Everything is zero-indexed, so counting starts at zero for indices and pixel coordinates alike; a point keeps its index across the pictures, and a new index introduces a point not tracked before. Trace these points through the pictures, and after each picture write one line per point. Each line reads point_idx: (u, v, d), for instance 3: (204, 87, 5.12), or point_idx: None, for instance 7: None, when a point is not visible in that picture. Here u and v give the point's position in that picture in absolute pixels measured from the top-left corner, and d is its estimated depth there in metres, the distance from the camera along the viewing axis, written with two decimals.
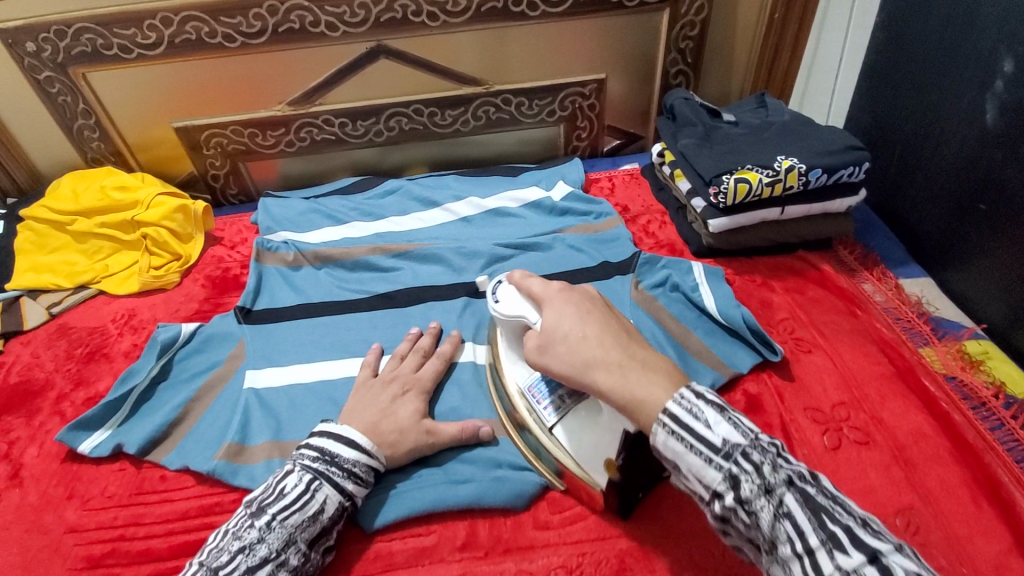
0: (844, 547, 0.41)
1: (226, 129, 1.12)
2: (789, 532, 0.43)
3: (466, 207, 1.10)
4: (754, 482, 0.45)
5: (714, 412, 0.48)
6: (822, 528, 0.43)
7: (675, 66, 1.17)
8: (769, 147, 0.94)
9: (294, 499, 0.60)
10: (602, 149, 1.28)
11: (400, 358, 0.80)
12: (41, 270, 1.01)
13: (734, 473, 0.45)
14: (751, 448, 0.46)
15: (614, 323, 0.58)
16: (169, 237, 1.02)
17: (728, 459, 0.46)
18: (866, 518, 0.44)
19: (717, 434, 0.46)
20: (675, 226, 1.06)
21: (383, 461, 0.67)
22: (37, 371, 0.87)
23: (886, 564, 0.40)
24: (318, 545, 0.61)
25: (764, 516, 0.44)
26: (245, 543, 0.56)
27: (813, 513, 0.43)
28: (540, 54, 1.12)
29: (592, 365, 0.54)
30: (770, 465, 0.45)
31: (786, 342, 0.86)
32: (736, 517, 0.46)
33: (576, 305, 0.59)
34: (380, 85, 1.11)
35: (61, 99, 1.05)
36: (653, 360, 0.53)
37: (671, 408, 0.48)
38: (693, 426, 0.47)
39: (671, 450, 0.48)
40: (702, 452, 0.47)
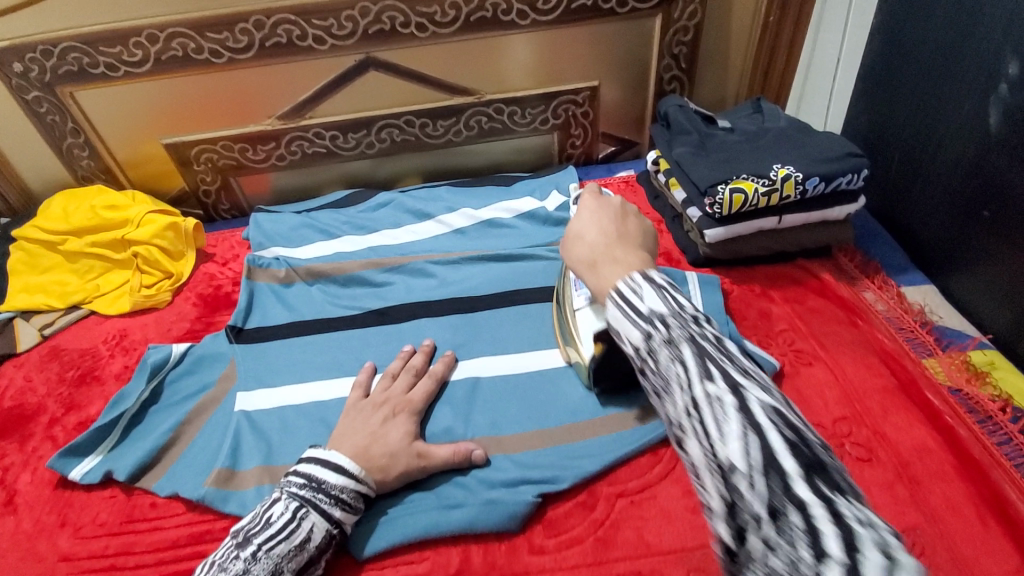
0: (713, 377, 0.36)
1: (215, 144, 1.11)
2: (679, 373, 0.37)
3: (460, 218, 1.09)
4: (660, 333, 0.39)
5: (656, 295, 0.42)
6: (703, 365, 0.37)
7: (669, 71, 1.15)
8: (764, 155, 0.93)
9: (280, 528, 0.59)
10: (597, 156, 1.26)
11: (392, 377, 0.79)
12: (33, 290, 1.00)
13: (649, 329, 0.40)
14: (670, 314, 0.40)
15: (623, 231, 0.54)
16: (160, 255, 1.01)
17: (649, 321, 0.40)
18: (760, 372, 0.38)
19: (645, 303, 0.41)
20: (671, 234, 1.04)
21: (372, 485, 0.66)
22: (30, 395, 0.86)
23: (746, 396, 0.35)
24: (305, 575, 0.60)
25: (662, 359, 0.39)
26: (230, 575, 0.55)
27: (702, 357, 0.37)
28: (532, 62, 1.11)
29: (584, 262, 0.52)
30: (680, 320, 0.39)
31: (784, 355, 0.85)
32: (646, 367, 0.40)
33: (595, 207, 0.57)
34: (371, 97, 1.10)
35: (50, 118, 1.04)
36: (633, 257, 0.49)
37: (618, 288, 0.44)
38: (630, 298, 0.42)
39: (615, 320, 0.43)
40: (630, 316, 0.42)
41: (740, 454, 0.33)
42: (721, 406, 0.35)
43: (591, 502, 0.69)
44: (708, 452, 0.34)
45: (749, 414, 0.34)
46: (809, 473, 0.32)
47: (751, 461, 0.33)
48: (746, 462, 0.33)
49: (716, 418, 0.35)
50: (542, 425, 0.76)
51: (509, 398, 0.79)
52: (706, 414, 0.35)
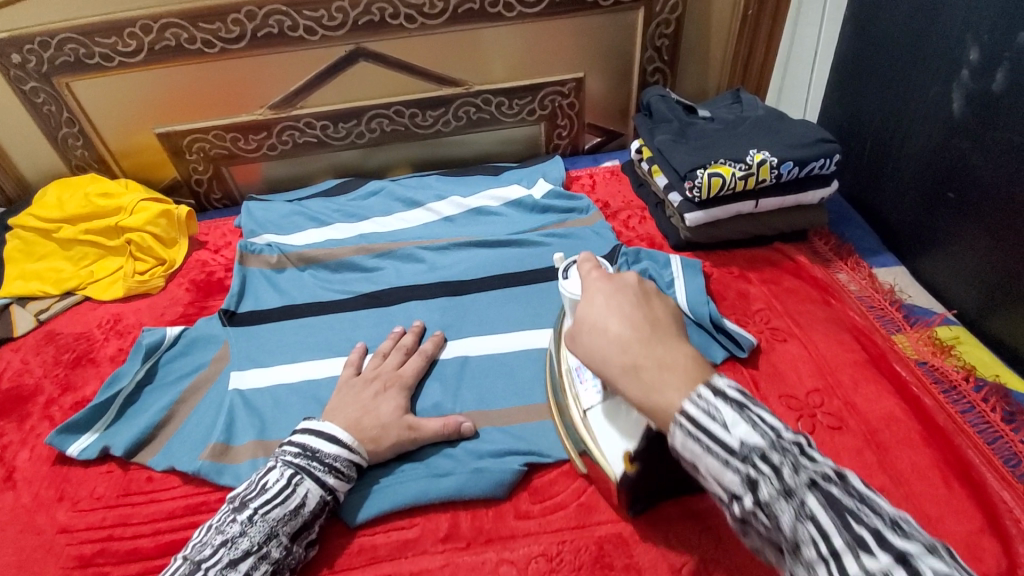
0: (871, 549, 0.35)
1: (208, 134, 1.12)
2: (812, 533, 0.37)
3: (449, 206, 1.12)
4: (771, 483, 0.38)
5: (733, 412, 0.41)
6: (847, 528, 0.36)
7: (652, 63, 1.19)
8: (741, 142, 0.96)
9: (276, 493, 0.61)
10: (583, 147, 1.29)
11: (383, 356, 0.81)
12: (28, 277, 1.01)
13: (750, 475, 0.39)
14: (769, 448, 0.39)
15: (648, 316, 0.50)
16: (154, 242, 1.03)
17: (745, 460, 0.40)
18: (910, 523, 0.37)
19: (733, 434, 0.40)
20: (654, 221, 1.08)
21: (365, 456, 0.69)
22: (26, 377, 0.87)
23: (919, 569, 0.33)
24: (300, 539, 0.62)
25: (785, 519, 0.38)
26: (227, 536, 0.58)
27: (839, 511, 0.37)
28: (520, 54, 1.14)
29: (614, 363, 0.48)
30: (791, 465, 0.39)
31: (761, 332, 0.88)
32: (755, 522, 0.39)
33: (613, 297, 0.52)
34: (361, 88, 1.12)
35: (46, 108, 1.06)
36: (678, 357, 0.46)
37: (687, 409, 0.42)
38: (710, 427, 0.41)
39: (690, 451, 0.42)
40: (716, 451, 0.40)
41: None
42: None
43: (575, 470, 0.71)
44: None
45: None
46: None
47: None
48: None
49: None
50: (528, 399, 0.79)
51: (497, 375, 0.82)
52: None
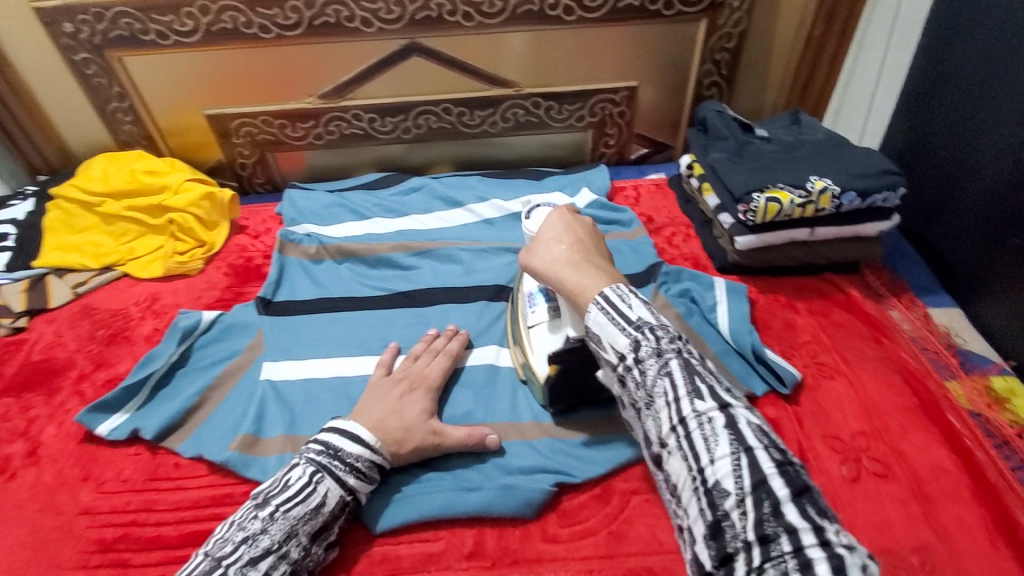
0: (703, 398, 0.50)
1: (256, 118, 1.12)
2: (666, 386, 0.52)
3: (490, 209, 1.10)
4: (649, 345, 0.54)
5: (643, 308, 0.56)
6: (692, 385, 0.51)
7: (709, 77, 1.15)
8: (802, 166, 0.93)
9: (298, 491, 0.60)
10: (629, 157, 1.26)
11: (413, 357, 0.79)
12: (68, 248, 1.02)
13: (638, 340, 0.54)
14: (659, 330, 0.55)
15: (588, 237, 0.65)
16: (195, 223, 1.03)
17: (638, 330, 0.54)
18: (737, 394, 0.53)
19: (634, 312, 0.55)
20: (699, 240, 1.04)
21: (388, 459, 0.67)
22: (60, 350, 0.88)
23: (733, 414, 0.49)
24: (319, 539, 0.61)
25: (651, 373, 0.53)
26: (248, 533, 0.57)
27: (690, 376, 0.52)
28: (574, 59, 1.11)
29: (559, 263, 0.63)
30: (667, 337, 0.54)
31: (807, 367, 0.84)
32: (632, 376, 0.55)
33: (566, 220, 0.66)
34: (411, 82, 1.11)
35: (97, 81, 1.07)
36: (605, 266, 0.62)
37: (607, 294, 0.57)
38: (619, 305, 0.56)
39: (602, 325, 0.56)
40: (617, 321, 0.56)
41: (730, 475, 0.47)
42: (713, 426, 0.49)
43: (606, 496, 0.69)
44: (695, 464, 0.49)
45: (737, 433, 0.48)
46: (782, 472, 0.46)
47: (740, 480, 0.46)
48: (736, 482, 0.46)
49: (708, 439, 0.49)
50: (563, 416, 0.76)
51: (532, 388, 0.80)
52: (696, 432, 0.49)
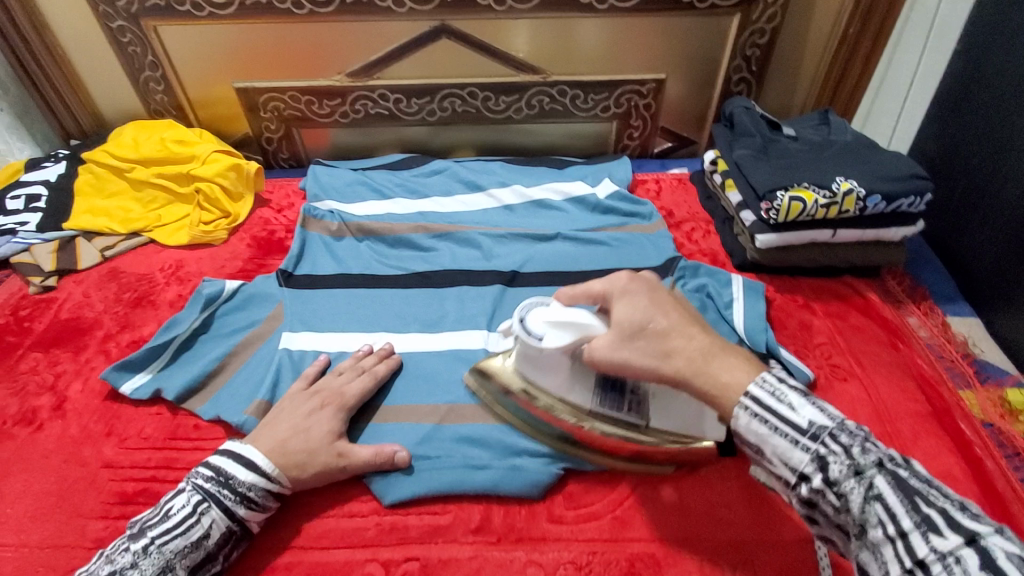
0: (942, 531, 0.43)
1: (284, 94, 1.14)
2: (879, 512, 0.45)
3: (511, 195, 1.10)
4: (840, 460, 0.48)
5: (799, 397, 0.51)
6: (915, 510, 0.44)
7: (738, 73, 1.14)
8: (828, 167, 0.92)
9: (177, 522, 0.59)
10: (652, 150, 1.26)
11: (338, 372, 0.76)
12: (97, 212, 1.04)
13: (819, 454, 0.48)
14: (837, 432, 0.49)
15: (686, 314, 0.59)
16: (221, 194, 1.05)
17: (816, 439, 0.49)
18: (975, 509, 0.45)
19: (801, 415, 0.50)
20: (719, 236, 1.04)
21: (287, 485, 0.65)
22: (87, 310, 0.90)
23: (987, 547, 0.41)
24: (202, 571, 0.59)
25: (854, 498, 0.46)
26: (116, 567, 0.56)
27: (908, 495, 0.45)
28: (602, 49, 1.11)
29: (682, 357, 0.56)
30: (860, 447, 0.48)
31: (820, 368, 0.84)
32: (824, 499, 0.48)
33: (652, 296, 0.60)
34: (439, 65, 1.11)
35: (131, 49, 1.09)
36: (730, 346, 0.57)
37: (752, 392, 0.51)
38: (777, 407, 0.50)
39: (759, 433, 0.51)
40: (785, 432, 0.50)
41: None
42: (963, 565, 0.41)
43: (613, 482, 0.70)
44: None
45: (994, 570, 0.40)
46: None
47: None
48: None
49: None
50: None
51: None
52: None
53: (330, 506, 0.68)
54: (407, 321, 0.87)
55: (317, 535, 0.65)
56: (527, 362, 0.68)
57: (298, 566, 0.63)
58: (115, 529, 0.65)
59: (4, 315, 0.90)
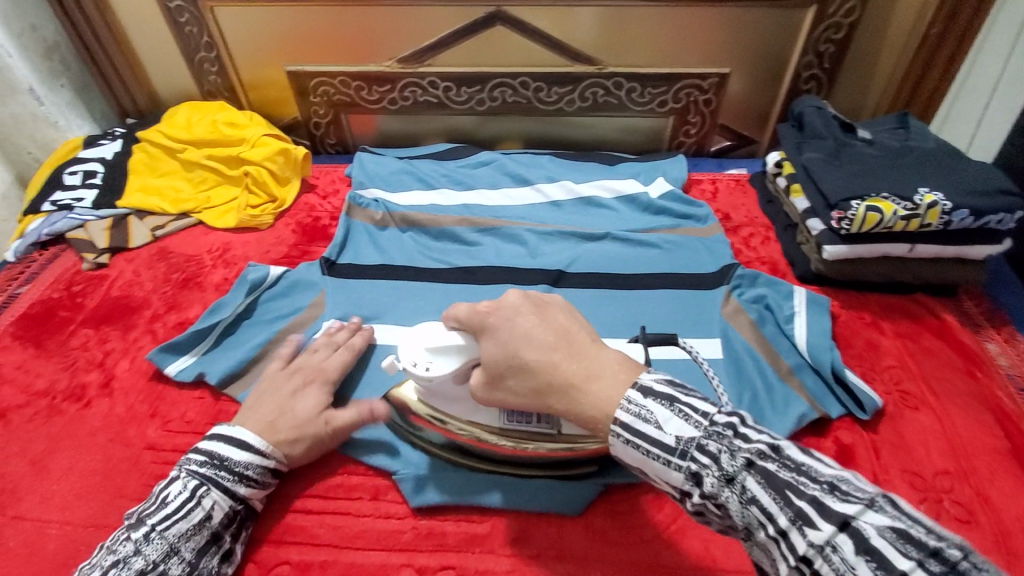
0: (811, 520, 0.38)
1: (334, 79, 1.12)
2: (757, 513, 0.40)
3: (559, 190, 1.06)
4: (712, 471, 0.43)
5: (662, 408, 0.45)
6: (785, 504, 0.39)
7: (808, 69, 1.07)
8: (908, 176, 0.85)
9: (177, 507, 0.58)
10: (709, 148, 1.20)
11: (313, 349, 0.75)
12: (149, 192, 1.06)
13: (693, 469, 0.44)
14: (704, 439, 0.44)
15: (548, 331, 0.53)
16: (269, 178, 1.05)
17: (685, 456, 0.44)
18: (846, 479, 0.40)
19: (667, 432, 0.44)
20: (779, 244, 0.98)
21: (279, 461, 0.64)
22: (137, 289, 0.91)
23: (859, 528, 0.36)
24: (210, 552, 0.58)
25: (733, 506, 0.42)
26: (119, 556, 0.55)
27: (778, 489, 0.40)
28: (663, 39, 1.05)
29: (545, 389, 0.51)
30: (726, 448, 0.43)
31: (888, 394, 0.78)
32: (712, 508, 0.44)
33: (517, 321, 0.54)
34: (491, 52, 1.08)
35: (188, 29, 1.09)
36: (599, 362, 0.50)
37: (619, 418, 0.47)
38: (643, 430, 0.46)
39: (638, 459, 0.46)
40: (654, 451, 0.45)
41: None
42: (840, 553, 0.36)
43: (660, 501, 0.65)
44: None
45: (874, 555, 0.35)
46: None
47: None
48: None
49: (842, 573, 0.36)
50: None
51: None
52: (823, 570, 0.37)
53: (366, 504, 0.66)
54: None
55: (354, 535, 0.63)
56: (428, 394, 0.64)
57: (330, 567, 0.61)
58: None
59: (59, 290, 0.92)
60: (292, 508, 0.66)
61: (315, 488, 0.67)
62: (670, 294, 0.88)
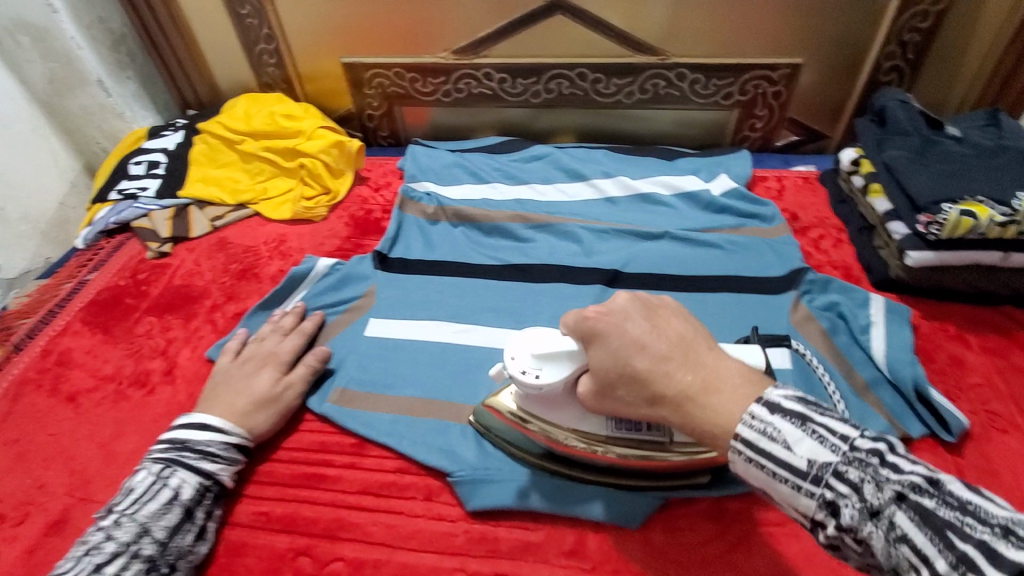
0: (975, 567, 0.33)
1: (389, 70, 1.12)
2: (906, 553, 0.36)
3: (615, 186, 1.03)
4: (851, 501, 0.38)
5: (794, 428, 0.41)
6: (943, 546, 0.34)
7: (890, 60, 1.00)
8: (1005, 177, 0.78)
9: (142, 491, 0.59)
10: (775, 143, 1.13)
11: (260, 338, 0.78)
12: (209, 182, 1.08)
13: (828, 497, 0.39)
14: (843, 464, 0.39)
15: (659, 335, 0.47)
16: (324, 170, 1.05)
17: (818, 482, 0.39)
18: (1022, 524, 0.34)
19: (797, 454, 0.40)
20: (853, 247, 0.92)
21: (248, 437, 0.68)
22: (197, 279, 0.93)
23: None
24: (183, 531, 0.59)
25: (876, 543, 0.37)
26: (88, 545, 0.55)
27: (936, 528, 0.35)
28: (732, 28, 0.99)
29: (658, 402, 0.47)
30: (866, 476, 0.38)
31: (975, 414, 0.72)
32: (849, 543, 0.39)
33: (621, 326, 0.48)
34: (549, 43, 1.05)
35: (249, 21, 1.10)
36: (723, 372, 0.45)
37: (742, 435, 0.42)
38: (768, 449, 0.41)
39: (761, 479, 0.42)
40: (781, 474, 0.41)
41: None
42: None
43: (723, 519, 0.62)
44: None
45: None
46: None
47: None
48: None
49: None
50: None
51: None
52: None
53: (419, 504, 0.65)
54: (500, 314, 0.83)
55: (407, 535, 0.63)
56: (535, 402, 0.61)
57: (385, 566, 0.60)
58: None
59: (125, 277, 0.94)
60: (346, 504, 0.66)
61: (366, 486, 0.67)
62: (733, 298, 0.84)
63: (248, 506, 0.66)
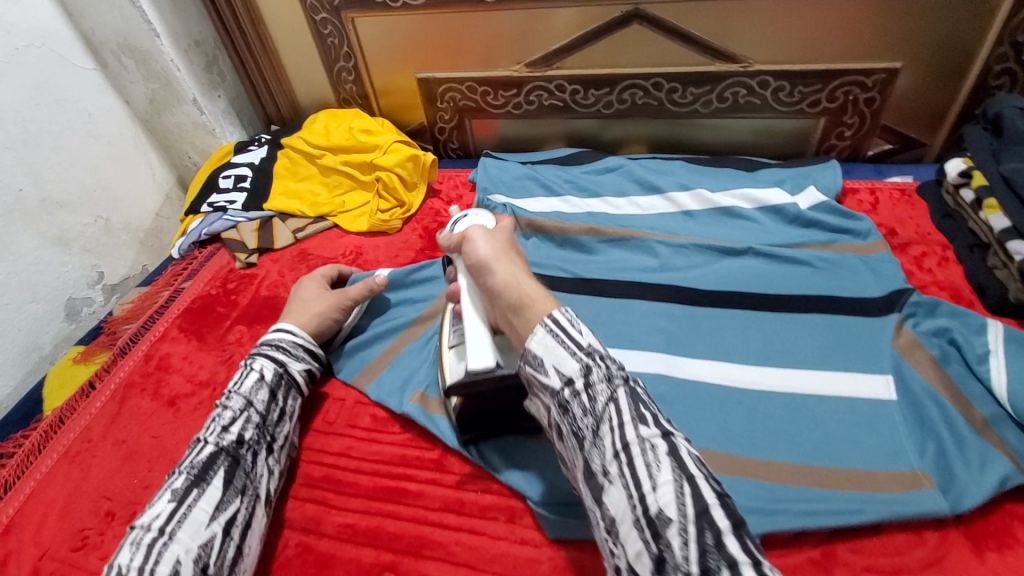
0: (647, 424, 0.47)
1: (461, 84, 1.14)
2: (614, 412, 0.48)
3: (693, 200, 0.99)
4: (600, 370, 0.50)
5: (587, 333, 0.53)
6: (636, 409, 0.48)
7: (1001, 63, 0.90)
8: None
9: (237, 375, 0.70)
10: (865, 153, 1.07)
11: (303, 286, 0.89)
12: (290, 195, 1.12)
13: (586, 368, 0.51)
14: (604, 357, 0.52)
15: (520, 259, 0.65)
16: (398, 183, 1.08)
17: (589, 356, 0.51)
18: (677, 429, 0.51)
19: (585, 338, 0.52)
20: (961, 267, 0.84)
21: (310, 338, 0.78)
22: (281, 290, 0.97)
23: (674, 442, 0.47)
24: (275, 405, 0.70)
25: (600, 398, 0.49)
26: (210, 418, 0.66)
27: (635, 403, 0.49)
28: (820, 32, 0.94)
29: (494, 259, 0.62)
30: (617, 365, 0.52)
31: None
32: (579, 402, 0.50)
33: (511, 241, 0.67)
34: (625, 53, 1.03)
35: (330, 40, 1.15)
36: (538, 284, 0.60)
37: (556, 316, 0.53)
38: (567, 329, 0.52)
39: (545, 347, 0.52)
40: (568, 346, 0.51)
41: (672, 503, 0.43)
42: (655, 452, 0.46)
43: None
44: (636, 491, 0.45)
45: (678, 459, 0.45)
46: (719, 500, 0.43)
47: (683, 508, 0.42)
48: (678, 511, 0.42)
49: (650, 464, 0.45)
50: (764, 451, 0.67)
51: (733, 410, 0.71)
52: (640, 459, 0.46)
53: (503, 525, 0.65)
54: None
55: (489, 559, 0.62)
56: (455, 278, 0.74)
57: None
58: (302, 511, 0.69)
59: (215, 287, 1.00)
60: (429, 522, 0.66)
61: (446, 506, 0.67)
62: (825, 321, 0.79)
63: (334, 518, 0.68)
